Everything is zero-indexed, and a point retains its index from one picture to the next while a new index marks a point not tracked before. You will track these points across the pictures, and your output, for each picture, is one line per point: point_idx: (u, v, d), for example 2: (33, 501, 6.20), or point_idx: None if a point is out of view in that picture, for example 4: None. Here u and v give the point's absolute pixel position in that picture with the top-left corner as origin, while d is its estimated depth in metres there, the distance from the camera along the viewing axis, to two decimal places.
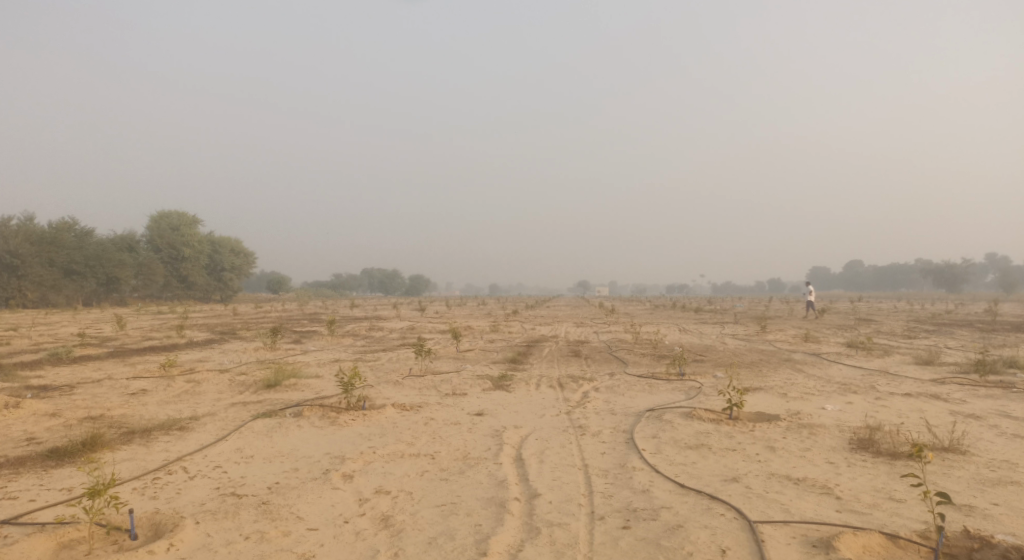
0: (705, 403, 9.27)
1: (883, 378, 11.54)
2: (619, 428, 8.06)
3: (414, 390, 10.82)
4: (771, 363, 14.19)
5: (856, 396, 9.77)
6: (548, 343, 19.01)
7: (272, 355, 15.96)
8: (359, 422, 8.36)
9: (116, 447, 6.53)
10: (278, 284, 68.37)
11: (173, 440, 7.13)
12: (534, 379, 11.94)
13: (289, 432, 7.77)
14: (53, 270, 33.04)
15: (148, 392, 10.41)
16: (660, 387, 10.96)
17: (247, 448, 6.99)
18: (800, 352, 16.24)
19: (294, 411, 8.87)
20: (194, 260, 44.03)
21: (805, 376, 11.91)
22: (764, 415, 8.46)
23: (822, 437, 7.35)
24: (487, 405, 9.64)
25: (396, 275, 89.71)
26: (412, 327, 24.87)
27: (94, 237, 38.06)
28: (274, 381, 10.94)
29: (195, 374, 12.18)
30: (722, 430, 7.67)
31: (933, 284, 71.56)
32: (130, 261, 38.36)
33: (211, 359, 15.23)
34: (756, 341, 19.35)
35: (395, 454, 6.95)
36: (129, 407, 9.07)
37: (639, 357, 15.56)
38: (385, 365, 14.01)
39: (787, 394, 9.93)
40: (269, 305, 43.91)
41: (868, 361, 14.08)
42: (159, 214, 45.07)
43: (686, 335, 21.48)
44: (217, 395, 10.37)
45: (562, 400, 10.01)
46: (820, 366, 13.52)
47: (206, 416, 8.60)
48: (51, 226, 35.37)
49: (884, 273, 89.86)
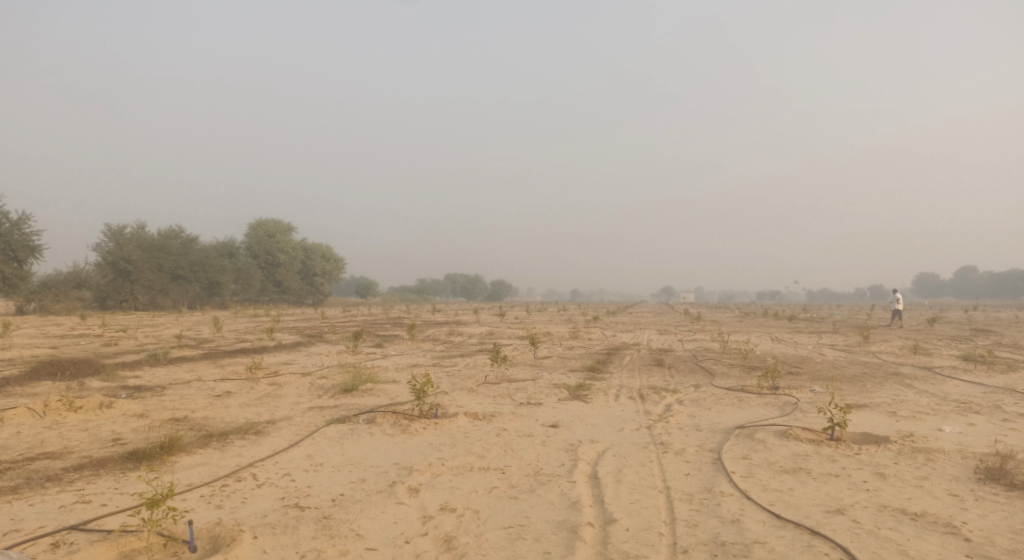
0: (802, 422, 8.36)
1: (1012, 397, 10.06)
2: (705, 446, 7.39)
3: (488, 398, 10.56)
4: (877, 377, 12.83)
5: (980, 417, 8.53)
6: (628, 351, 18.29)
7: (352, 359, 16.30)
8: (430, 430, 8.18)
9: (191, 462, 6.71)
10: (366, 288, 71.09)
11: (247, 445, 7.54)
12: (613, 390, 11.36)
13: (360, 439, 7.73)
14: (161, 275, 35.70)
15: (232, 395, 10.81)
16: (751, 401, 10.12)
17: (318, 455, 7.12)
18: (910, 366, 14.64)
19: (367, 417, 8.84)
20: (288, 266, 46.36)
21: (917, 393, 10.63)
22: (872, 437, 7.49)
23: (941, 464, 6.26)
24: (562, 416, 9.20)
25: (478, 280, 90.93)
26: (491, 332, 24.81)
27: (199, 244, 40.91)
28: (351, 385, 11.04)
29: (277, 377, 12.57)
30: (823, 452, 6.84)
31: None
32: (230, 267, 40.91)
33: (295, 362, 15.73)
34: (858, 353, 17.70)
35: (464, 467, 6.68)
36: (213, 411, 9.43)
37: (726, 368, 14.59)
38: (460, 371, 13.86)
39: (897, 413, 8.81)
40: (355, 309, 45.54)
41: (991, 377, 12.45)
42: (257, 222, 47.87)
43: (778, 345, 20.06)
44: (296, 398, 10.60)
45: (642, 413, 9.42)
46: (933, 382, 12.06)
47: (282, 421, 8.77)
48: (161, 234, 38.32)
49: (1003, 280, 81.51)
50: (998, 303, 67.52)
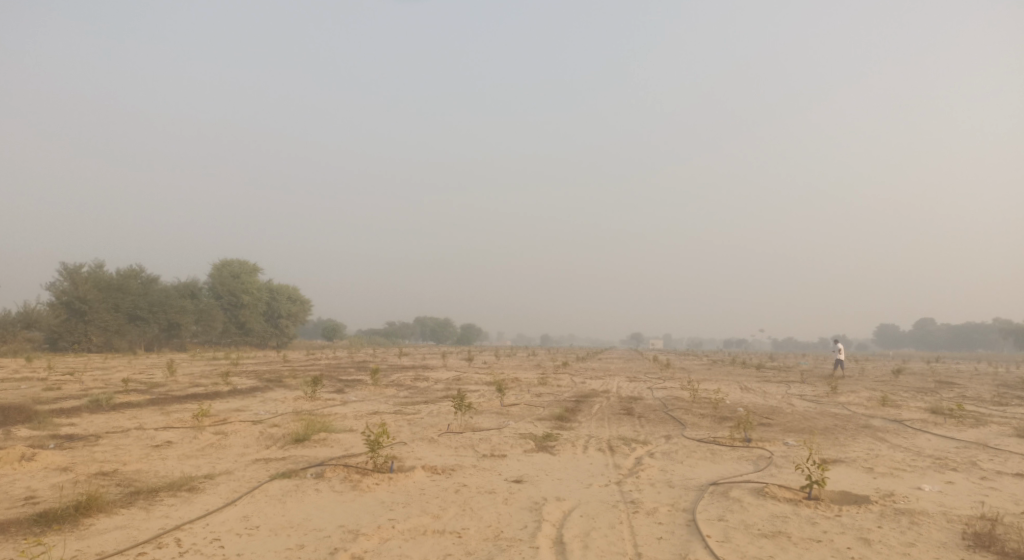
0: (778, 478, 7.96)
1: (986, 453, 9.85)
2: (678, 505, 6.91)
3: (449, 449, 9.93)
4: (849, 430, 12.55)
5: (958, 475, 8.25)
6: (598, 398, 17.80)
7: (310, 405, 15.44)
8: (383, 487, 7.53)
9: (108, 527, 5.98)
10: (332, 331, 69.66)
11: (178, 504, 6.78)
12: (581, 441, 10.83)
13: (305, 497, 7.06)
14: (118, 315, 34.23)
15: (173, 445, 9.98)
16: (724, 455, 9.71)
17: (255, 516, 6.44)
18: (880, 418, 14.45)
19: (317, 471, 8.16)
20: (252, 307, 45.05)
21: (890, 447, 10.36)
22: (851, 496, 7.13)
23: (926, 528, 5.89)
24: (526, 470, 8.63)
25: (448, 324, 89.95)
26: (458, 378, 24.09)
27: (159, 283, 39.53)
28: (303, 435, 10.31)
29: (226, 425, 11.73)
30: (802, 513, 6.44)
31: (1015, 344, 65.91)
32: (191, 307, 39.51)
33: (247, 408, 14.81)
34: (827, 404, 17.51)
35: (416, 530, 6.09)
36: (146, 464, 8.61)
37: (698, 418, 14.18)
38: (422, 419, 13.17)
39: (873, 469, 8.50)
40: (320, 352, 44.21)
41: (961, 431, 12.28)
42: (222, 262, 46.58)
43: (747, 394, 19.80)
44: (242, 449, 9.83)
45: (611, 467, 8.91)
46: (904, 435, 11.84)
47: (222, 476, 8.02)
48: (120, 273, 36.95)
49: (958, 333, 84.01)
50: (956, 354, 69.18)
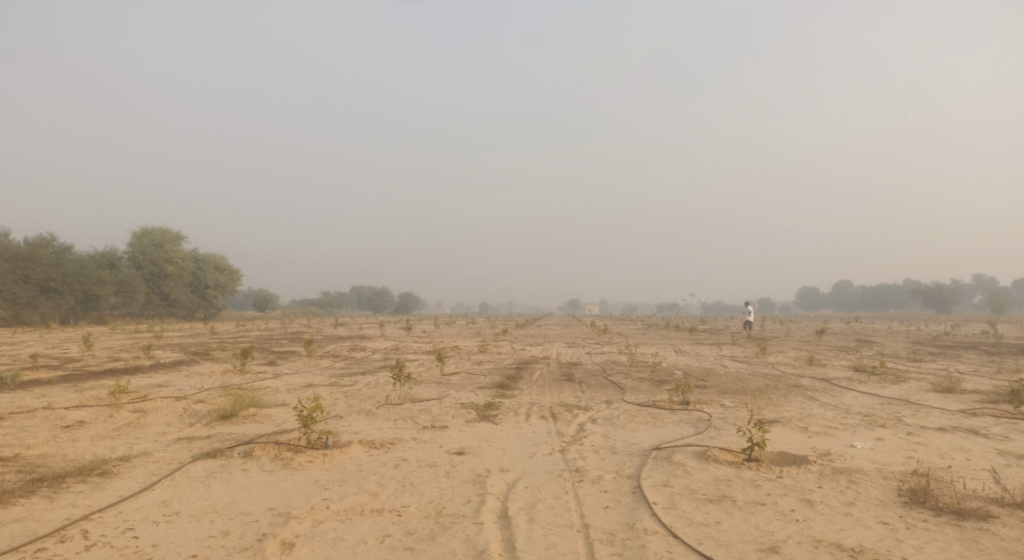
0: (719, 441, 8.04)
1: (908, 409, 10.35)
2: (623, 472, 6.84)
3: (388, 422, 9.54)
4: (781, 390, 12.96)
5: (886, 431, 8.59)
6: (539, 365, 17.75)
7: (239, 379, 14.61)
8: (316, 465, 7.09)
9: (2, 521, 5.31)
10: (264, 302, 67.09)
11: (87, 490, 6.14)
12: (524, 409, 10.67)
13: (230, 479, 6.54)
14: (28, 287, 31.51)
15: (84, 426, 9.12)
16: (665, 419, 9.78)
17: (175, 501, 5.90)
18: (808, 377, 15.03)
19: (244, 449, 7.61)
20: (177, 278, 42.56)
21: (820, 405, 10.75)
22: (789, 456, 7.27)
23: (864, 487, 6.14)
24: (469, 441, 8.38)
25: (386, 293, 88.39)
26: (396, 347, 23.54)
27: (72, 253, 36.57)
28: (230, 411, 9.65)
29: (145, 402, 10.87)
30: (745, 476, 6.49)
31: (923, 305, 70.74)
32: (109, 278, 36.85)
33: (170, 384, 13.86)
34: (759, 364, 18.16)
35: (353, 510, 5.75)
36: (53, 447, 7.80)
37: (637, 382, 14.33)
38: (359, 391, 12.68)
39: (808, 428, 8.74)
40: (251, 324, 42.37)
41: (883, 389, 12.90)
42: (142, 230, 43.54)
43: (683, 357, 20.27)
44: (162, 427, 9.11)
45: (555, 435, 8.78)
46: (832, 394, 12.32)
47: (138, 458, 7.35)
48: (27, 242, 33.93)
49: (871, 295, 89.77)
50: (872, 315, 73.76)
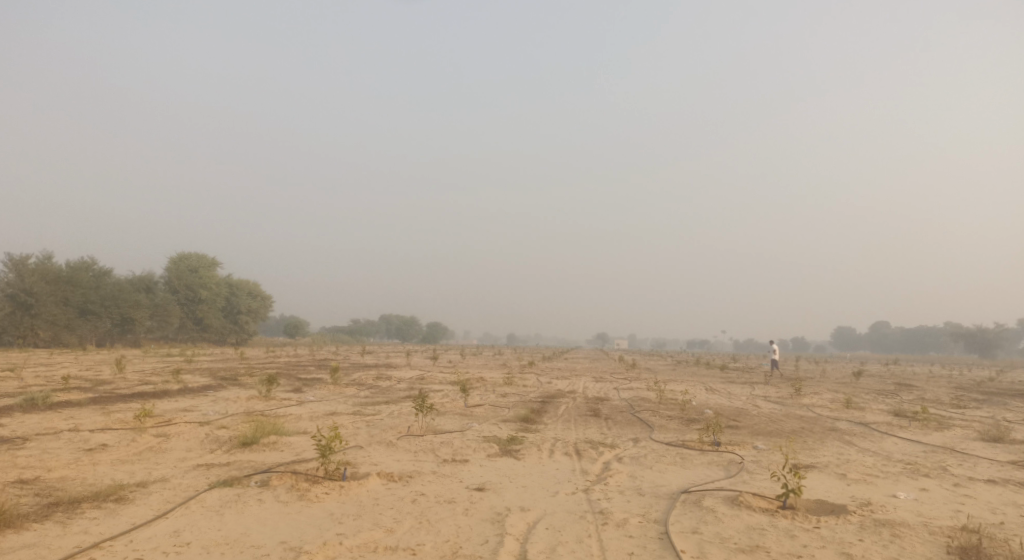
0: (751, 486, 7.65)
1: (954, 457, 9.77)
2: (649, 516, 6.52)
3: (408, 454, 9.36)
4: (817, 433, 12.40)
5: (931, 481, 8.08)
6: (564, 399, 17.40)
7: (263, 406, 14.62)
8: (333, 497, 6.93)
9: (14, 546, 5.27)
10: (294, 328, 67.98)
11: (101, 516, 6.09)
12: (547, 445, 10.37)
13: (245, 509, 6.42)
14: (68, 309, 32.45)
15: (107, 449, 9.15)
16: (694, 460, 9.39)
17: (187, 531, 5.80)
18: (845, 420, 14.39)
19: (261, 479, 7.50)
20: (210, 303, 43.43)
21: (859, 451, 10.22)
22: (827, 505, 6.84)
23: (908, 541, 5.71)
24: (489, 477, 8.13)
25: (414, 322, 88.79)
26: (421, 377, 23.41)
27: (112, 277, 37.68)
28: (250, 439, 9.59)
29: (169, 427, 10.89)
30: (780, 525, 6.12)
31: (965, 348, 68.03)
32: (146, 301, 37.77)
33: (195, 409, 13.93)
34: (792, 405, 17.51)
35: (366, 547, 5.56)
36: (74, 471, 7.81)
37: (665, 420, 13.90)
38: (381, 421, 12.53)
39: (847, 475, 8.27)
40: (280, 350, 42.79)
41: (926, 435, 12.24)
42: (179, 256, 44.70)
43: (713, 395, 19.69)
44: (183, 453, 9.09)
45: (579, 473, 8.47)
46: (871, 439, 11.73)
47: (156, 484, 7.29)
48: (70, 266, 35.10)
49: (910, 337, 86.92)
50: (911, 357, 71.24)
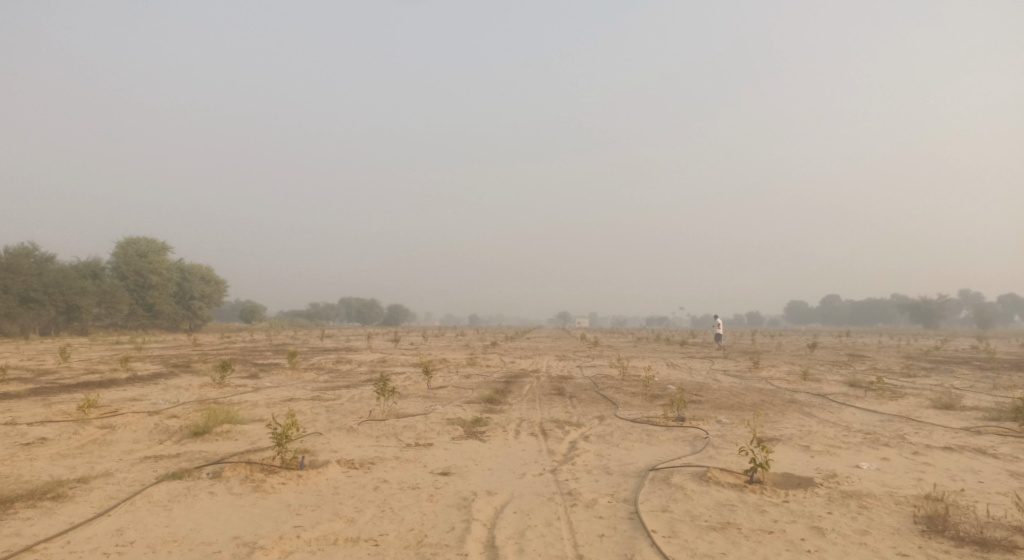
0: (718, 461, 7.64)
1: (910, 426, 10.01)
2: (619, 495, 6.41)
3: (370, 439, 9.04)
4: (778, 405, 12.57)
5: (891, 451, 8.22)
6: (528, 379, 17.29)
7: (218, 393, 14.02)
8: (290, 487, 6.60)
9: None
10: (251, 313, 66.25)
11: (35, 515, 5.63)
12: (513, 425, 10.21)
13: (195, 503, 6.02)
14: (7, 297, 30.67)
15: (45, 443, 8.55)
16: (661, 436, 9.36)
17: (131, 529, 5.40)
18: (804, 392, 14.67)
19: (213, 470, 7.09)
20: (162, 288, 41.73)
21: (819, 422, 10.37)
22: (794, 478, 6.85)
23: (876, 512, 5.73)
24: (455, 460, 7.90)
25: (375, 305, 87.60)
26: (384, 360, 22.97)
27: (54, 262, 35.72)
28: (202, 428, 9.11)
29: (115, 417, 10.29)
30: (749, 500, 6.09)
31: (910, 319, 70.92)
32: (92, 288, 36.00)
33: (145, 398, 13.24)
34: (752, 379, 17.82)
35: (326, 539, 5.27)
36: (6, 468, 7.24)
37: (630, 397, 13.90)
38: (342, 406, 12.12)
39: (810, 447, 8.35)
40: (237, 335, 41.56)
41: (881, 405, 12.55)
42: (126, 240, 42.68)
43: (676, 371, 19.87)
44: (129, 445, 8.57)
45: (546, 454, 8.32)
46: (830, 410, 11.95)
47: (98, 479, 6.81)
48: (8, 251, 33.09)
49: (859, 310, 90.24)
50: (860, 330, 73.97)
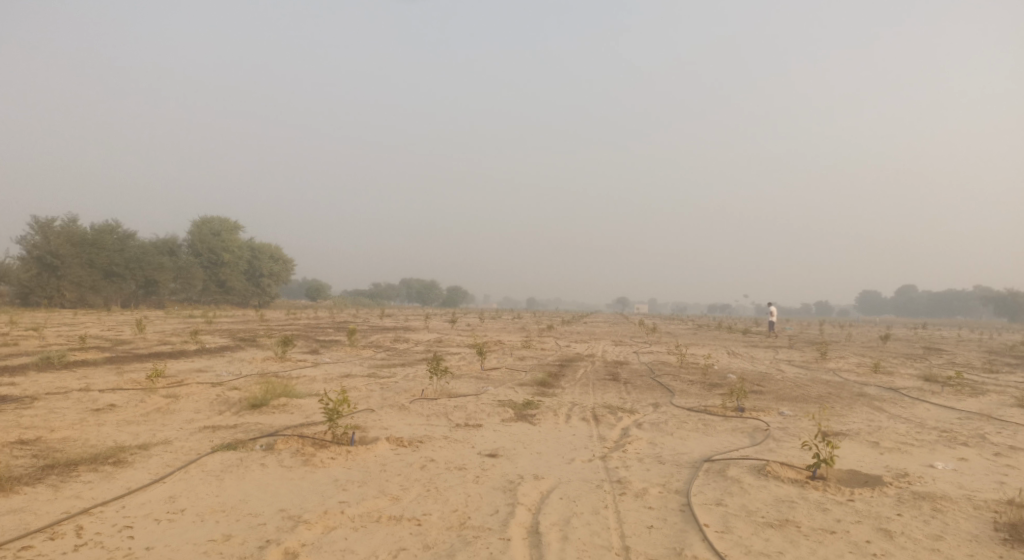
0: (778, 455, 7.23)
1: (994, 425, 9.22)
2: (669, 486, 6.14)
3: (420, 418, 9.07)
4: (845, 398, 11.87)
5: (972, 450, 7.56)
6: (582, 363, 17.05)
7: (278, 367, 14.49)
8: (338, 462, 6.66)
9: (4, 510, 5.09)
10: (316, 292, 68.61)
11: (98, 479, 5.89)
12: (563, 409, 10.03)
13: (246, 474, 6.17)
14: (93, 271, 32.80)
15: (115, 409, 9.00)
16: (718, 426, 8.98)
17: (184, 497, 5.56)
18: (874, 385, 13.83)
19: (266, 443, 7.25)
20: (232, 266, 43.63)
21: (891, 417, 9.71)
22: (861, 476, 6.39)
23: (953, 517, 5.25)
24: (502, 443, 7.80)
25: (434, 286, 88.91)
26: (439, 340, 23.22)
27: (136, 240, 37.88)
28: (260, 400, 9.38)
29: (181, 387, 10.75)
30: (810, 497, 5.71)
31: (996, 312, 66.04)
32: (169, 264, 38.01)
33: (211, 370, 13.81)
34: (818, 370, 16.97)
35: (369, 516, 5.27)
36: (78, 431, 7.65)
37: (686, 384, 13.48)
38: (395, 384, 12.27)
39: (880, 444, 7.79)
40: (301, 312, 43.08)
41: (961, 401, 11.67)
42: (201, 220, 44.74)
43: (735, 359, 19.17)
44: (192, 414, 8.91)
45: (596, 440, 8.10)
46: (903, 405, 11.19)
47: (158, 446, 7.09)
48: (94, 228, 35.30)
49: (938, 301, 84.89)
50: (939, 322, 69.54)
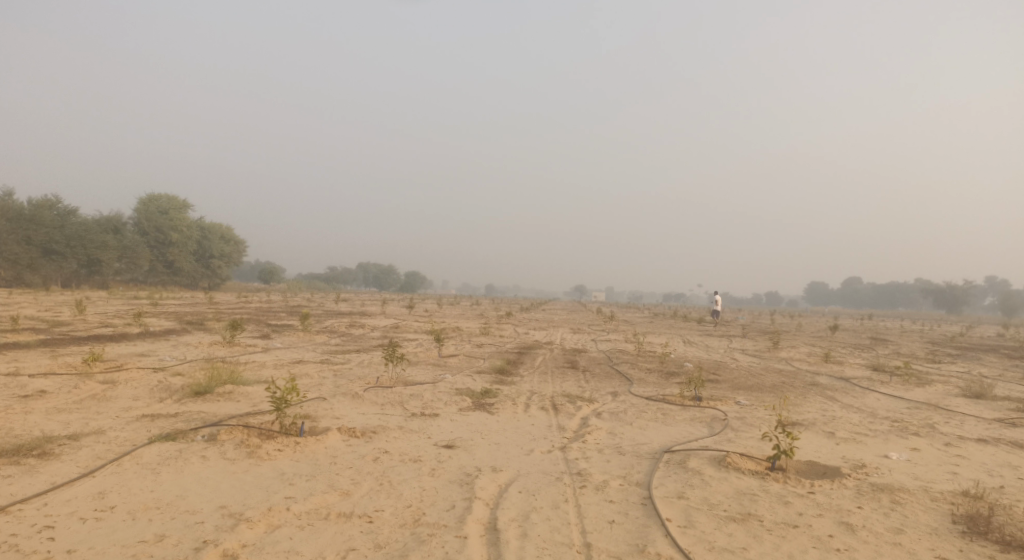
0: (737, 445, 7.20)
1: (940, 415, 9.46)
2: (630, 478, 6.02)
3: (374, 407, 8.73)
4: (798, 388, 12.07)
5: (922, 441, 7.71)
6: (541, 350, 16.93)
7: (227, 352, 13.85)
8: (286, 455, 6.29)
9: None
10: (270, 274, 66.63)
11: (18, 472, 5.38)
12: (523, 398, 9.85)
13: (185, 468, 5.75)
14: (30, 248, 30.87)
15: (44, 396, 8.35)
16: (677, 415, 8.95)
17: (114, 492, 5.12)
18: (825, 375, 14.15)
19: (208, 433, 6.80)
20: (181, 246, 41.83)
21: (843, 407, 9.88)
22: (818, 467, 6.41)
23: (910, 509, 5.28)
24: (460, 433, 7.55)
25: (392, 270, 87.63)
26: (396, 326, 22.73)
27: (77, 216, 35.83)
28: (204, 387, 8.87)
29: (120, 372, 10.09)
30: (771, 489, 5.67)
31: (933, 305, 69.10)
32: (113, 243, 36.15)
33: (153, 354, 13.09)
34: (771, 359, 17.29)
35: (317, 513, 4.95)
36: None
37: (645, 373, 13.49)
38: (349, 371, 11.85)
39: (836, 434, 7.86)
40: (253, 295, 41.71)
41: (908, 391, 12.00)
42: (149, 196, 42.61)
43: (692, 348, 19.39)
44: (129, 402, 8.35)
45: (556, 430, 7.93)
46: (853, 395, 11.43)
47: (90, 437, 6.57)
48: (31, 203, 33.16)
49: (881, 293, 88.38)
50: (881, 313, 72.38)
